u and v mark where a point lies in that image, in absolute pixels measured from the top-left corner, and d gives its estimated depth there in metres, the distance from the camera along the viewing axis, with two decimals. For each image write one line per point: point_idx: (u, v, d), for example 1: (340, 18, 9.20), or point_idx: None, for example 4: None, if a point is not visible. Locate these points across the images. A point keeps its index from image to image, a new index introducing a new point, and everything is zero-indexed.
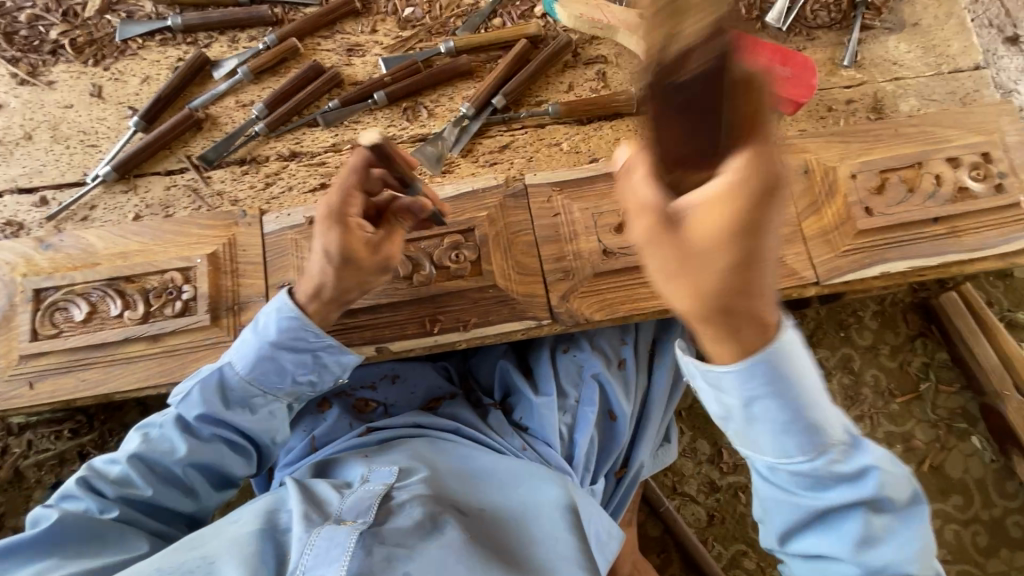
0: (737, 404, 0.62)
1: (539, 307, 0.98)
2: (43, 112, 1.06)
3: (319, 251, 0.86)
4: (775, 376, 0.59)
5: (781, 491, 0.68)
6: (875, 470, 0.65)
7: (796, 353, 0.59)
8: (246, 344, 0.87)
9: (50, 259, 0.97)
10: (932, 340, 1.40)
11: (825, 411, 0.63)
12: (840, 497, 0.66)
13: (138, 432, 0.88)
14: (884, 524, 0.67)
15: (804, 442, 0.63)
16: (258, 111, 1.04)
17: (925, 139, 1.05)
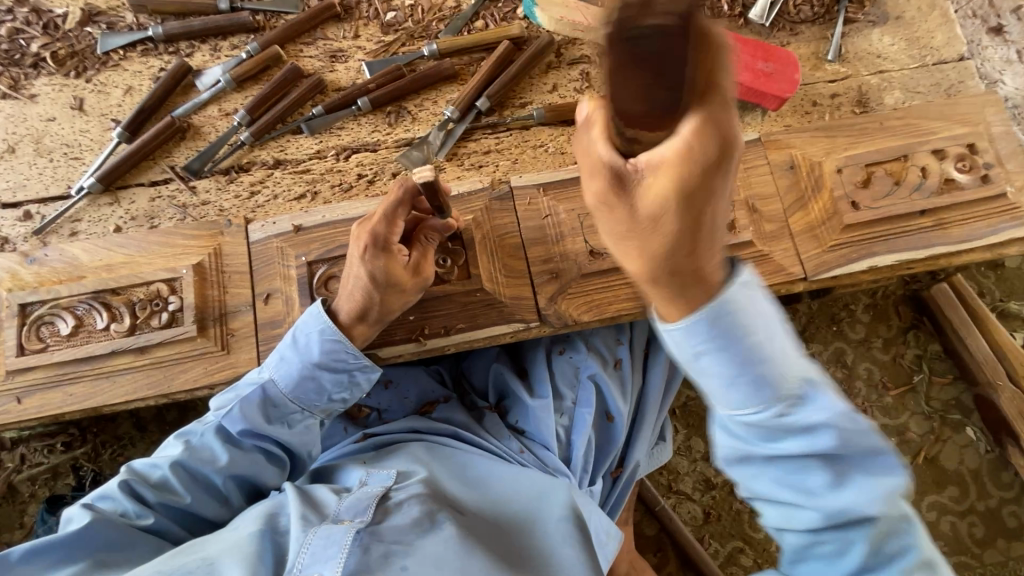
0: (682, 354, 0.58)
1: (526, 310, 0.98)
2: (25, 126, 1.06)
3: (354, 271, 0.88)
4: (722, 328, 0.55)
5: (736, 441, 0.62)
6: (827, 425, 0.58)
7: (744, 305, 0.55)
8: (285, 362, 0.87)
9: (35, 274, 0.97)
10: (924, 332, 1.40)
11: (777, 365, 0.56)
12: (791, 448, 0.60)
13: (182, 439, 0.88)
14: (841, 468, 0.61)
15: (749, 391, 0.57)
16: (241, 120, 1.03)
17: (910, 131, 1.05)
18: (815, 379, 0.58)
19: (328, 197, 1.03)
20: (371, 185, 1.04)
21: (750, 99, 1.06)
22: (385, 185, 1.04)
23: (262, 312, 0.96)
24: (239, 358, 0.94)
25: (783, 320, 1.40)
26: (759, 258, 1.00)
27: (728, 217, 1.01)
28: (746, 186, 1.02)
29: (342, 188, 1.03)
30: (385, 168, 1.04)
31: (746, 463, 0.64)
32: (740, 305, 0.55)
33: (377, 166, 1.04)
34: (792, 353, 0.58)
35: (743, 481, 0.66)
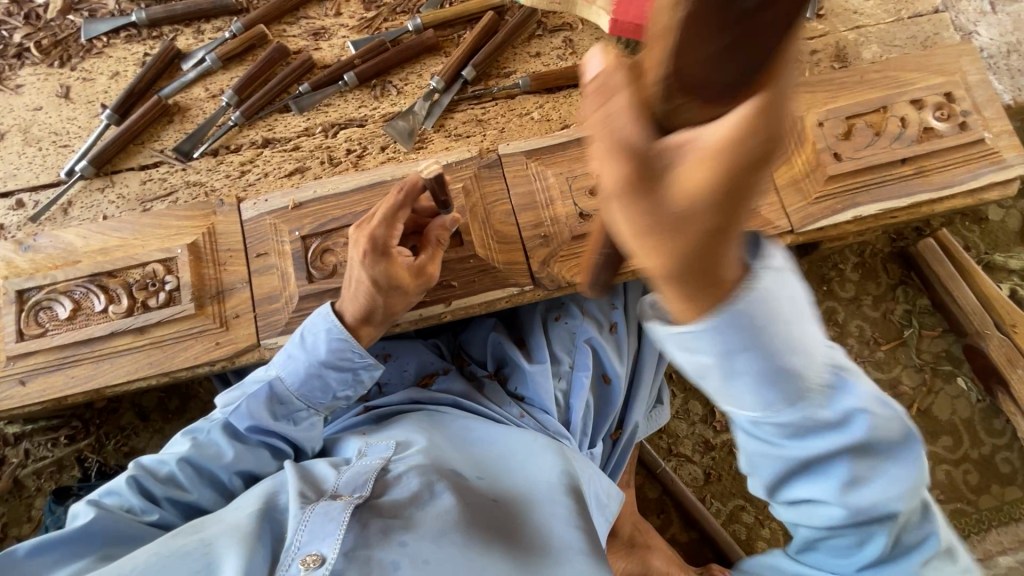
0: (711, 363, 0.46)
1: (520, 274, 0.99)
2: (13, 116, 1.06)
3: (355, 273, 0.88)
4: (755, 320, 0.44)
5: (763, 444, 0.56)
6: (860, 414, 0.53)
7: (772, 298, 0.45)
8: (292, 360, 0.89)
9: (31, 261, 0.97)
10: (912, 287, 1.42)
11: (802, 357, 0.48)
12: (826, 446, 0.54)
13: (189, 437, 0.89)
14: (873, 461, 0.57)
15: (777, 394, 0.49)
16: (228, 99, 1.04)
17: (889, 83, 1.07)
18: (844, 367, 0.53)
19: (318, 172, 1.04)
20: (360, 159, 1.04)
21: None
22: (373, 160, 1.04)
23: (260, 287, 0.97)
24: (238, 333, 0.95)
25: None
26: None
27: None
28: None
29: (332, 163, 1.04)
30: (373, 142, 1.05)
31: (778, 466, 0.58)
32: (769, 294, 0.44)
33: (366, 141, 1.05)
34: (824, 346, 0.50)
35: (767, 488, 0.63)
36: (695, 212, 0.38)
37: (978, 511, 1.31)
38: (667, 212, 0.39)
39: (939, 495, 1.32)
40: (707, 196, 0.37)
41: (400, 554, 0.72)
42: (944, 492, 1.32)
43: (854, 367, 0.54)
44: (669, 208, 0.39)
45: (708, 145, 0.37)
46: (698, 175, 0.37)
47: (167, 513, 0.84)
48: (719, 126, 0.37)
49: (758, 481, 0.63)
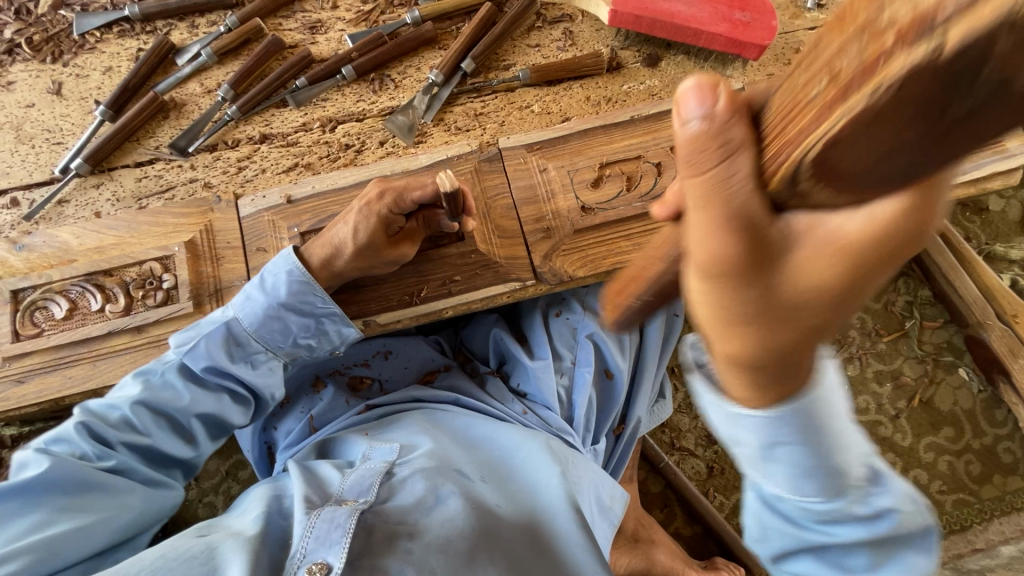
0: (753, 444, 0.50)
1: (522, 269, 0.98)
2: (4, 113, 1.04)
3: (346, 216, 0.90)
4: (810, 419, 0.47)
5: (785, 522, 0.59)
6: (890, 514, 0.54)
7: (824, 404, 0.48)
8: (251, 301, 0.88)
9: (25, 260, 0.96)
10: (913, 278, 1.42)
11: (843, 455, 0.51)
12: (850, 535, 0.56)
13: (139, 378, 0.85)
14: (889, 552, 0.57)
15: (819, 485, 0.52)
16: (224, 92, 1.02)
17: None
18: (880, 465, 0.55)
19: (316, 168, 1.03)
20: (358, 154, 1.03)
21: (730, 50, 1.04)
22: (372, 154, 1.03)
23: None
24: None
25: None
26: None
27: None
28: None
29: (330, 159, 1.03)
30: (372, 136, 1.04)
31: (790, 546, 0.61)
32: (823, 400, 0.48)
33: (364, 136, 1.04)
34: (859, 444, 0.53)
35: (780, 562, 0.64)
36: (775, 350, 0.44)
37: (980, 502, 1.31)
38: (763, 303, 0.41)
39: (941, 486, 1.32)
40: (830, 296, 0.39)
41: (406, 563, 0.72)
42: (946, 483, 1.32)
43: (890, 469, 0.56)
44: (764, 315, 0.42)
45: (831, 240, 0.37)
46: (825, 266, 0.37)
47: (124, 457, 0.83)
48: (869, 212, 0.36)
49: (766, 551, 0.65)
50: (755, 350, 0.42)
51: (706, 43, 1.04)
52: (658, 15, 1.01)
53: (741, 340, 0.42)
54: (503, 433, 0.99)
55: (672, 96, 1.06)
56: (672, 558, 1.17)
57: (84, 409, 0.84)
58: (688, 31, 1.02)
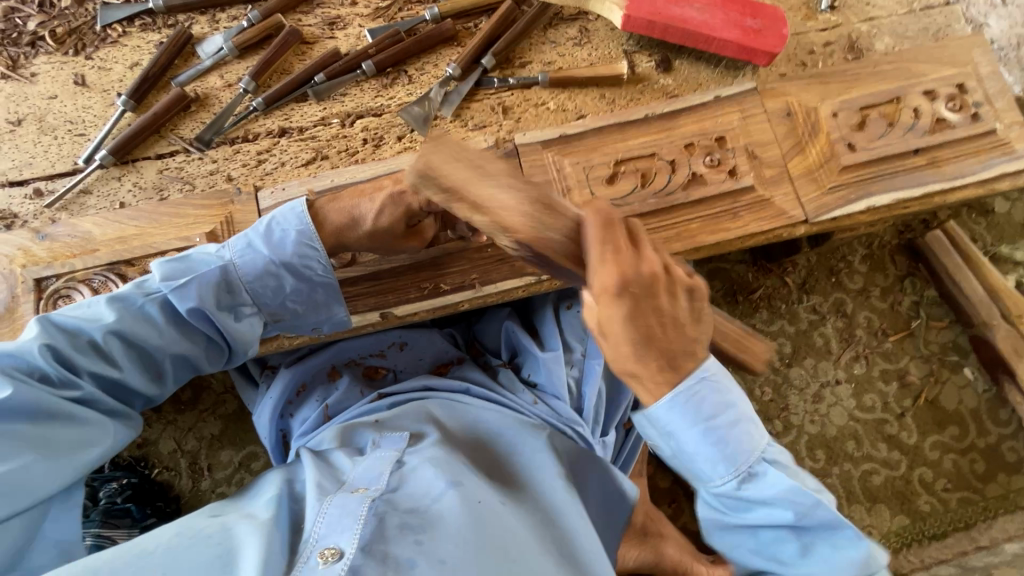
0: (657, 437, 0.77)
1: (537, 263, 1.00)
2: (27, 105, 1.06)
3: (369, 198, 0.91)
4: (689, 411, 0.73)
5: (719, 511, 0.80)
6: (782, 499, 0.75)
7: (704, 394, 0.74)
8: (254, 249, 0.88)
9: (48, 249, 0.97)
10: (920, 279, 1.43)
11: (733, 444, 0.75)
12: (761, 517, 0.77)
13: (114, 301, 0.83)
14: (807, 539, 0.78)
15: (716, 464, 0.76)
16: (246, 85, 1.04)
17: (901, 75, 1.08)
18: (775, 459, 0.77)
19: (335, 162, 1.04)
20: (377, 149, 1.05)
21: (741, 57, 1.07)
22: (390, 149, 1.05)
23: None
24: None
25: (782, 274, 1.43)
26: (760, 202, 1.02)
27: (729, 164, 1.03)
28: (745, 134, 1.05)
29: (349, 153, 1.04)
30: (390, 131, 1.05)
31: (727, 533, 0.82)
32: (705, 391, 0.74)
33: (383, 130, 1.06)
34: (757, 440, 0.77)
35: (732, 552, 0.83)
36: (616, 334, 0.71)
37: (985, 499, 1.33)
38: (603, 330, 0.72)
39: (946, 484, 1.34)
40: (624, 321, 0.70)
41: (417, 550, 0.72)
42: (951, 481, 1.34)
43: (784, 463, 0.78)
44: (604, 324, 0.72)
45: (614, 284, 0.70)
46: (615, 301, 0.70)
47: (91, 389, 0.81)
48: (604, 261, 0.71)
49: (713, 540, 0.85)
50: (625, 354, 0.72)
51: (718, 50, 1.07)
52: (671, 21, 1.04)
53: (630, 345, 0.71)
54: (511, 426, 0.99)
55: (686, 95, 1.08)
56: (680, 552, 1.18)
57: (47, 324, 0.80)
58: (700, 36, 1.05)
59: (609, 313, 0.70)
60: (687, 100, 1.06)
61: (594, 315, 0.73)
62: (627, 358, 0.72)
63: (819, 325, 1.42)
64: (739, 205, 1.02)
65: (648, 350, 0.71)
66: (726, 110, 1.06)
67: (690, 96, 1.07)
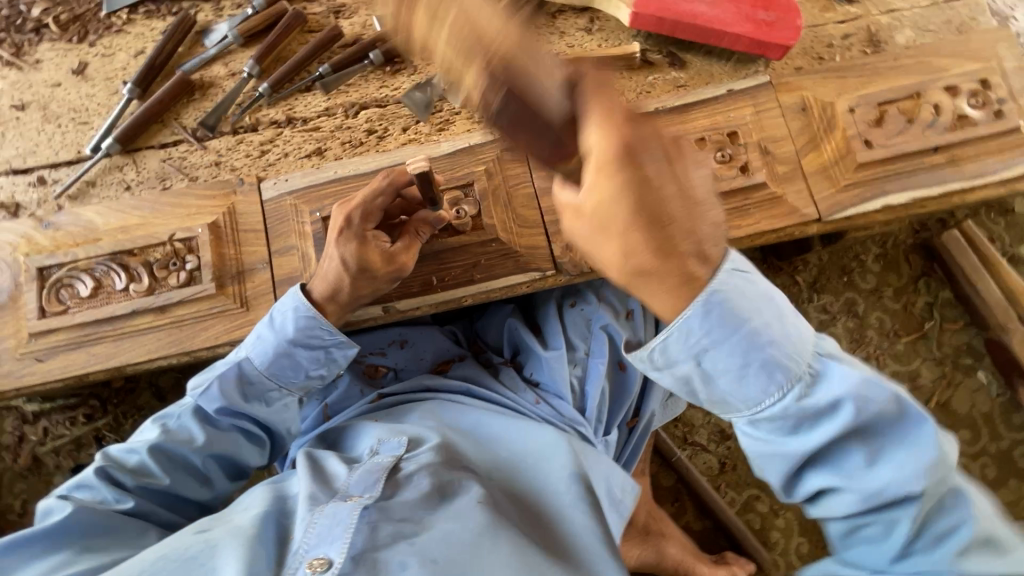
0: (687, 366, 0.65)
1: (542, 259, 0.98)
2: (32, 92, 1.05)
3: (328, 251, 0.88)
4: (721, 318, 0.62)
5: (765, 441, 0.66)
6: (847, 400, 0.61)
7: (735, 294, 0.62)
8: (262, 339, 0.87)
9: (51, 238, 0.97)
10: (935, 279, 1.40)
11: (776, 349, 0.62)
12: (823, 435, 0.62)
13: (159, 424, 0.88)
14: (876, 446, 0.63)
15: (762, 382, 0.62)
16: (251, 70, 1.03)
17: (922, 69, 1.04)
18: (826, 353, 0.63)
19: (338, 153, 1.02)
20: (381, 140, 1.03)
21: (753, 50, 1.04)
22: (394, 141, 1.03)
23: (281, 269, 0.96)
24: (258, 314, 0.95)
25: (793, 272, 1.41)
26: (772, 200, 1.00)
27: (741, 160, 1.00)
28: (758, 128, 1.02)
29: (353, 144, 1.03)
30: (395, 122, 1.04)
31: (786, 464, 0.67)
32: (733, 292, 0.62)
33: (387, 121, 1.04)
34: (798, 336, 0.63)
35: (789, 486, 0.69)
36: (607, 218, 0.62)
37: (996, 506, 1.30)
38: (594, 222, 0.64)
39: None
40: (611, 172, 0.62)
41: (409, 553, 0.71)
42: None
43: (839, 358, 0.64)
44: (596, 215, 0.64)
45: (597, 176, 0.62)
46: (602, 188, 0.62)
47: (142, 501, 0.84)
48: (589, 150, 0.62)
49: (776, 486, 0.70)
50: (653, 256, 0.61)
51: (729, 45, 1.04)
52: (680, 16, 1.02)
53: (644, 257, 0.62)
54: (513, 426, 0.97)
55: (698, 88, 1.05)
56: (682, 551, 1.18)
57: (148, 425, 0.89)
58: (711, 32, 1.02)
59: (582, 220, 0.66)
60: (700, 93, 1.04)
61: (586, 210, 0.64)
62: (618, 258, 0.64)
63: (829, 325, 1.39)
64: (750, 202, 1.00)
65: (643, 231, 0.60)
66: (738, 105, 1.03)
67: (703, 89, 1.04)
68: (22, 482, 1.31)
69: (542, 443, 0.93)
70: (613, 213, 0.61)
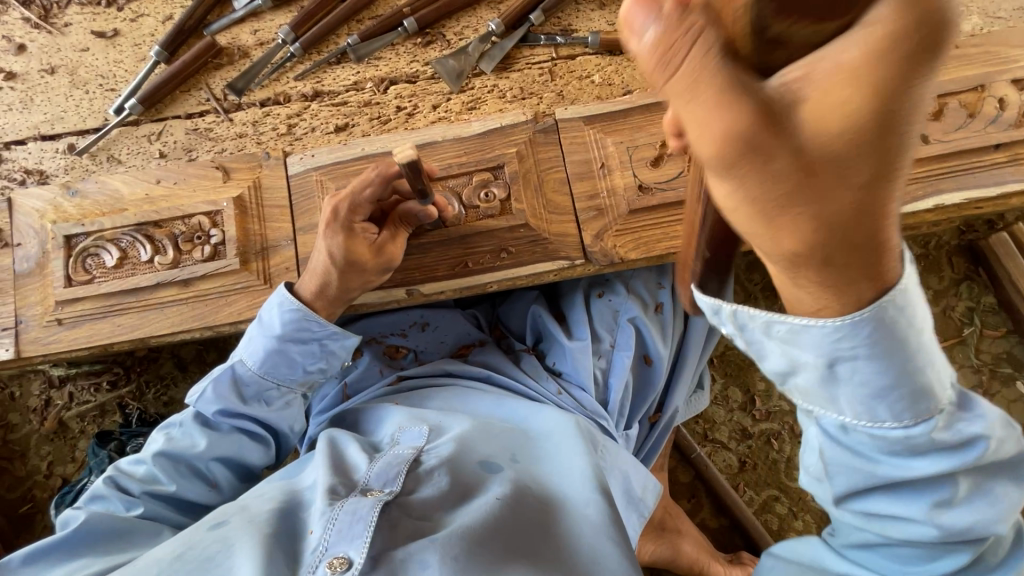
0: (814, 363, 0.47)
1: (571, 247, 0.94)
2: (61, 56, 1.04)
3: (318, 247, 0.88)
4: (883, 330, 0.44)
5: (861, 457, 0.52)
6: (980, 438, 0.51)
7: (913, 301, 0.45)
8: (254, 343, 0.88)
9: (78, 206, 0.97)
10: (978, 284, 1.34)
11: (935, 373, 0.48)
12: (933, 468, 0.51)
13: (162, 433, 0.90)
14: (978, 483, 0.54)
15: (898, 408, 0.48)
16: (285, 33, 0.99)
17: (988, 59, 0.97)
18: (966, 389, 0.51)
19: (366, 129, 1.00)
20: (410, 118, 1.00)
21: None
22: (423, 119, 1.00)
23: (305, 247, 0.94)
24: None
25: None
26: None
27: None
28: None
29: (381, 121, 1.00)
30: (425, 99, 1.00)
31: (860, 483, 0.55)
32: (902, 309, 0.44)
33: (417, 98, 1.00)
34: (950, 361, 0.50)
35: (845, 503, 0.58)
36: (798, 196, 0.37)
37: None
38: (783, 177, 0.36)
39: None
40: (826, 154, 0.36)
41: (428, 552, 0.69)
42: None
43: (974, 389, 0.53)
44: (766, 189, 0.37)
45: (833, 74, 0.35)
46: (841, 98, 0.35)
47: (151, 506, 0.84)
48: (790, 71, 0.36)
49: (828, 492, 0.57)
50: (814, 228, 0.38)
51: None
52: None
53: (788, 235, 0.39)
54: (537, 417, 0.95)
55: None
56: (697, 549, 1.16)
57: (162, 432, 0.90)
58: None
59: (751, 171, 0.36)
60: None
61: (739, 178, 0.37)
62: (795, 256, 0.40)
63: None
64: None
65: (842, 237, 0.39)
66: None
67: None
68: (47, 445, 1.33)
69: (564, 434, 0.91)
70: (801, 202, 0.37)
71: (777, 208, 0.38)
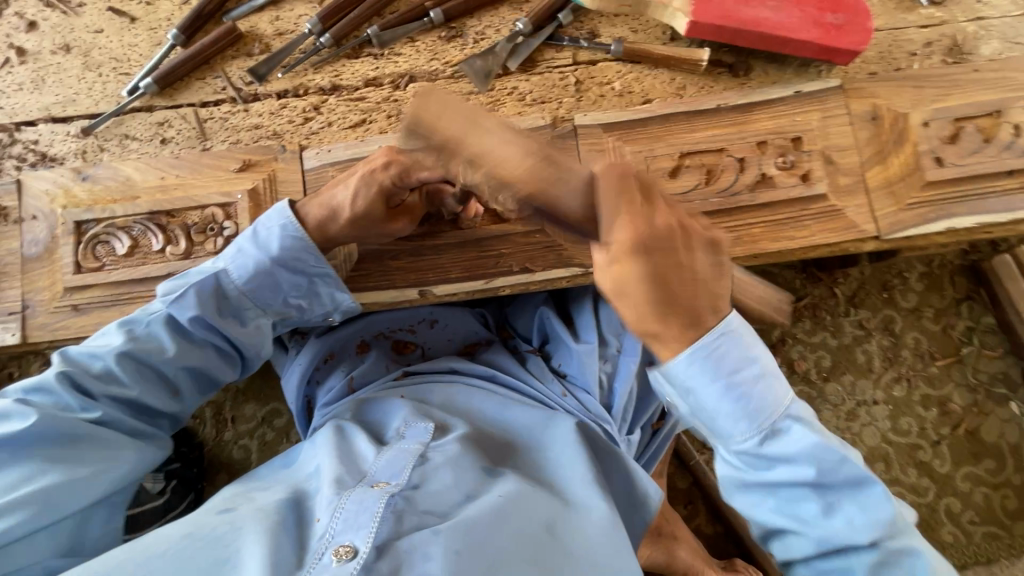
0: (672, 388, 0.76)
1: (585, 255, 0.95)
2: (73, 37, 1.02)
3: (349, 180, 0.86)
4: (709, 361, 0.71)
5: (728, 465, 0.77)
6: (807, 447, 0.71)
7: (725, 345, 0.72)
8: (242, 254, 0.86)
9: (89, 192, 0.95)
10: (979, 304, 1.36)
11: (753, 394, 0.72)
12: (779, 472, 0.73)
13: (124, 328, 0.85)
14: (832, 498, 0.73)
15: (734, 417, 0.72)
16: (313, 26, 0.99)
17: (1005, 86, 0.98)
18: (795, 412, 0.73)
19: (383, 127, 0.99)
20: None
21: (820, 58, 0.98)
22: None
23: None
24: None
25: (832, 284, 1.37)
26: (831, 212, 0.96)
27: (803, 167, 0.96)
28: (824, 136, 0.97)
29: (400, 118, 0.99)
30: None
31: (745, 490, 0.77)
32: (727, 343, 0.72)
33: None
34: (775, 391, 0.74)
35: (747, 516, 0.79)
36: (627, 292, 0.69)
37: (1012, 537, 1.28)
38: (629, 296, 0.69)
39: (973, 516, 1.29)
40: (633, 269, 0.68)
41: (431, 544, 0.71)
42: (979, 515, 1.29)
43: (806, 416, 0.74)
44: (617, 286, 0.70)
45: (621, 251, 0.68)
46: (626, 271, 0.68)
47: (109, 410, 0.84)
48: (617, 243, 0.68)
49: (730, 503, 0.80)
50: (640, 310, 0.70)
51: (794, 52, 0.97)
52: (744, 24, 0.94)
53: (634, 310, 0.71)
54: (542, 419, 0.97)
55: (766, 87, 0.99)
56: (693, 555, 1.18)
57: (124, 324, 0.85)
58: (775, 39, 0.95)
59: (610, 276, 0.70)
60: (769, 93, 0.98)
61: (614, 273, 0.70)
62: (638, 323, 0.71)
63: (864, 341, 1.36)
64: (807, 213, 0.96)
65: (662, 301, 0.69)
66: (806, 108, 0.98)
67: (771, 89, 0.99)
68: None
69: (563, 435, 0.94)
70: (631, 290, 0.69)
71: (622, 293, 0.70)
